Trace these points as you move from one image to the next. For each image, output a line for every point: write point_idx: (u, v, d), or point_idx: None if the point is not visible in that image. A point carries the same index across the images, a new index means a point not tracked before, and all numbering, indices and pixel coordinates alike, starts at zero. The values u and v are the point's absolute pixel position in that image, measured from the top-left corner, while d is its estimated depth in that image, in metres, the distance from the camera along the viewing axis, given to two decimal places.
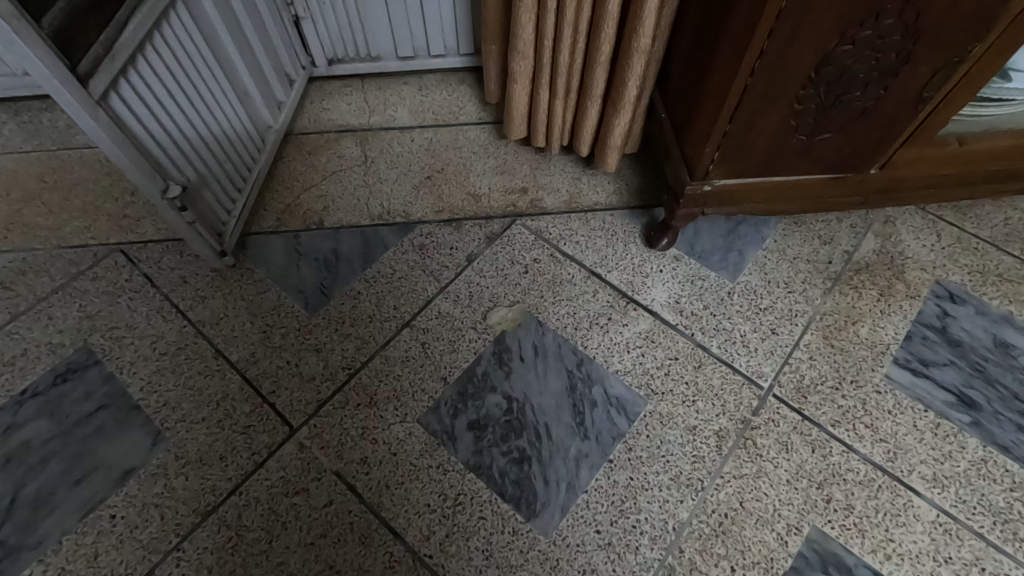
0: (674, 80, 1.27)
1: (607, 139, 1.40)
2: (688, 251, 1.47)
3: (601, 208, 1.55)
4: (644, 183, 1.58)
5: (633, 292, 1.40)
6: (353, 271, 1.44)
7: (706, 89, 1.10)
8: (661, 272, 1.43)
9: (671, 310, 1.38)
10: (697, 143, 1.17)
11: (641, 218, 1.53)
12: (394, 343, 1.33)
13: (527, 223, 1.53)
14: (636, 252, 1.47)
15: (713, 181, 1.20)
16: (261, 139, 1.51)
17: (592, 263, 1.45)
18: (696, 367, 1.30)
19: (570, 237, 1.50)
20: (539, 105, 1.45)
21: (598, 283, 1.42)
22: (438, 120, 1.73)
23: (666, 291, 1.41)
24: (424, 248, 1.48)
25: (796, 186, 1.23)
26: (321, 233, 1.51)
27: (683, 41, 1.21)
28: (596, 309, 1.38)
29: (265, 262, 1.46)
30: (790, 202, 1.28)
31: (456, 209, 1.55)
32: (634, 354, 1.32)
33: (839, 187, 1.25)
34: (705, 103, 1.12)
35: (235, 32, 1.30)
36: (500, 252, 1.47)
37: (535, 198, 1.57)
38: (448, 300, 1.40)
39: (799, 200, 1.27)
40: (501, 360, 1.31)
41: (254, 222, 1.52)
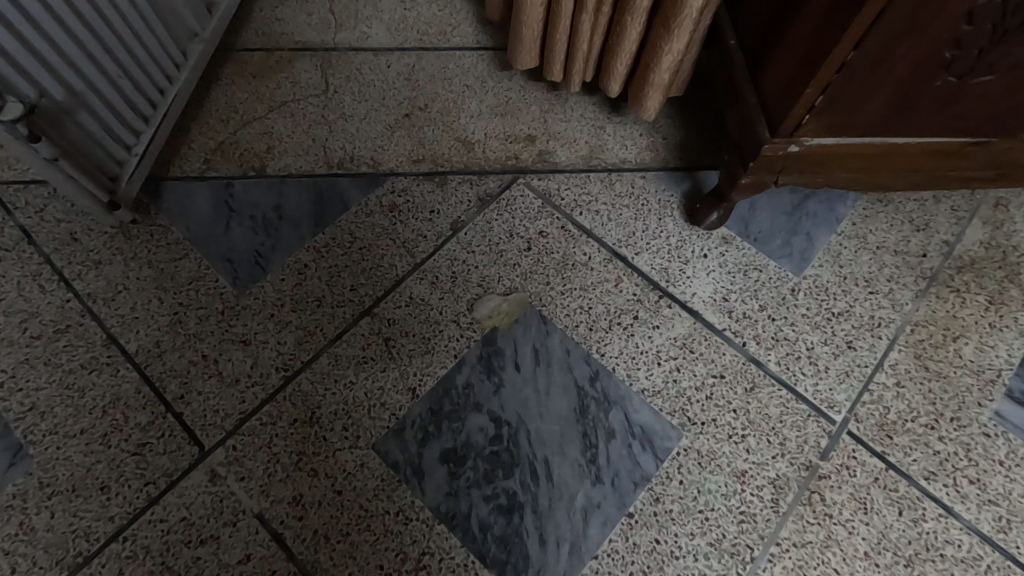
0: None
1: (648, 73, 1.03)
2: (741, 231, 1.13)
3: (629, 169, 1.19)
4: (686, 139, 1.22)
5: (667, 283, 1.07)
6: (300, 238, 1.09)
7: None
8: (705, 258, 1.10)
9: (717, 309, 1.05)
10: (789, 82, 0.80)
11: (680, 185, 1.17)
12: (348, 338, 1.00)
13: (532, 183, 1.17)
14: (673, 231, 1.12)
15: (804, 139, 0.84)
16: (183, 53, 1.12)
17: (615, 241, 1.11)
18: (748, 390, 0.98)
19: (587, 205, 1.15)
20: (558, 23, 1.06)
21: (623, 269, 1.08)
22: (423, 42, 1.33)
23: (711, 283, 1.07)
24: (396, 210, 1.13)
25: (913, 152, 0.88)
26: (261, 183, 1.15)
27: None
28: (619, 304, 1.05)
29: (183, 218, 1.10)
30: (897, 177, 0.92)
31: (440, 159, 1.19)
32: (666, 368, 0.99)
33: (968, 158, 0.90)
34: (812, 19, 0.74)
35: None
36: (495, 221, 1.12)
37: (544, 151, 1.21)
38: (424, 282, 1.06)
39: (909, 172, 0.92)
40: (490, 367, 0.98)
41: (173, 164, 1.15)
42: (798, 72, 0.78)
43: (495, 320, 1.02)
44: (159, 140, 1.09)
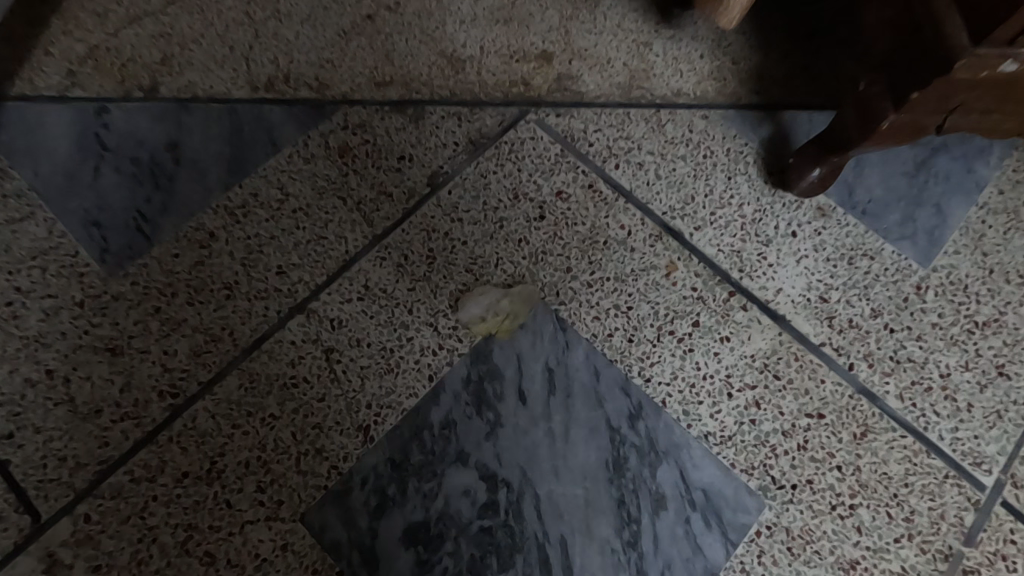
0: None
1: None
2: (844, 200, 0.79)
3: (686, 105, 0.84)
4: (765, 65, 0.86)
5: (740, 274, 0.74)
6: (206, 192, 0.74)
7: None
8: (794, 238, 0.76)
9: (812, 315, 0.73)
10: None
11: (759, 130, 0.83)
12: (271, 350, 0.67)
13: (547, 121, 0.82)
14: (747, 196, 0.78)
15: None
16: None
17: (664, 211, 0.77)
18: (859, 437, 0.67)
19: (626, 156, 0.80)
20: None
21: (676, 252, 0.75)
22: None
23: (803, 275, 0.75)
24: (348, 156, 0.78)
25: None
26: (150, 108, 0.78)
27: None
28: (672, 305, 0.72)
29: (31, 158, 0.74)
30: None
31: (416, 83, 0.83)
32: (739, 402, 0.68)
33: None
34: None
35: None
36: (493, 176, 0.78)
37: (565, 75, 0.85)
38: (387, 264, 0.72)
39: None
40: (481, 398, 0.67)
41: (20, 76, 0.78)
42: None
43: (490, 325, 0.70)
44: None
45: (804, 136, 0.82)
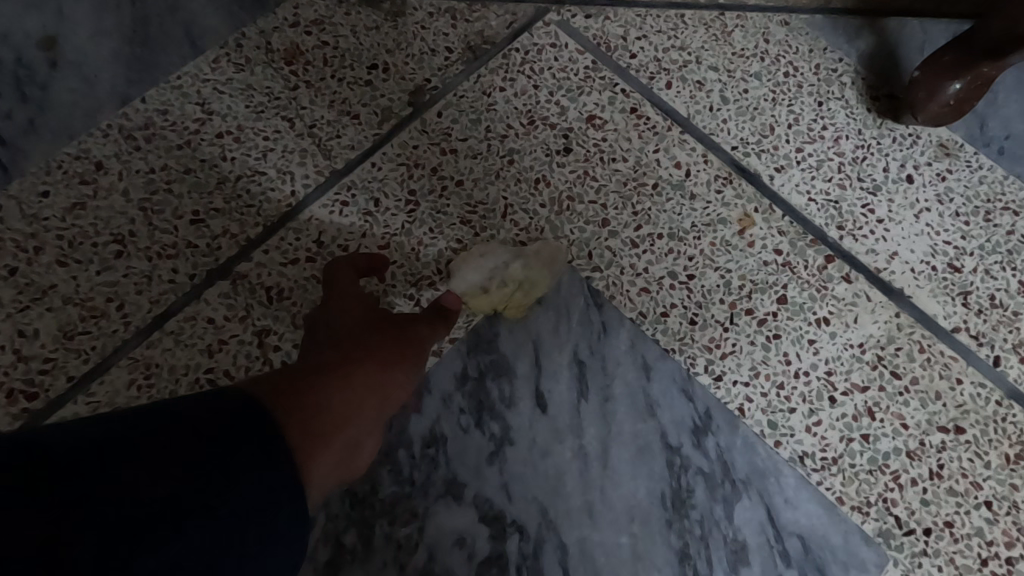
0: None
1: None
2: (973, 134, 0.58)
3: (759, 7, 0.62)
4: None
5: (839, 232, 0.54)
6: (92, 107, 0.52)
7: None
8: (909, 185, 0.56)
9: (940, 289, 0.53)
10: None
11: (857, 42, 0.61)
12: (180, 332, 0.47)
13: (573, 23, 0.60)
14: (844, 128, 0.58)
15: None
16: None
17: (734, 146, 0.56)
18: (1014, 462, 0.48)
19: (681, 71, 0.59)
20: None
21: (753, 200, 0.54)
22: None
23: (925, 235, 0.54)
24: (298, 62, 0.56)
25: None
26: None
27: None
28: (748, 275, 0.52)
29: None
30: None
31: None
32: (845, 411, 0.48)
33: None
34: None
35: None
36: (500, 94, 0.56)
37: None
38: (351, 212, 0.51)
39: None
40: (484, 403, 0.47)
41: None
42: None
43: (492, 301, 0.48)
44: None
45: (918, 53, 0.61)
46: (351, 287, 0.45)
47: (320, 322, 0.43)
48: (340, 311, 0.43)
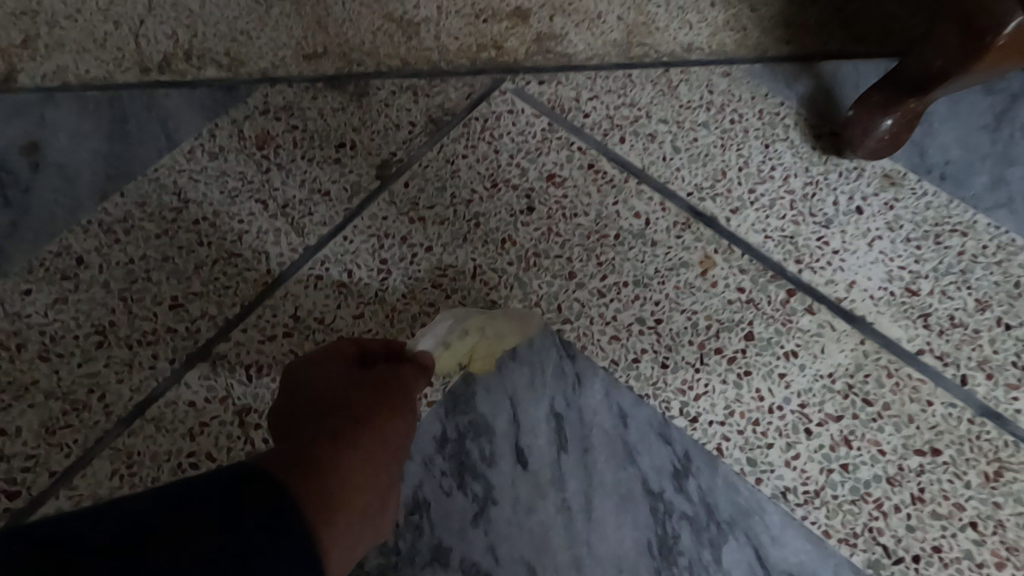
0: None
1: None
2: (915, 163, 0.62)
3: (700, 61, 0.67)
4: (794, 13, 0.70)
5: (797, 266, 0.56)
6: (74, 204, 0.55)
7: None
8: (860, 215, 0.59)
9: (900, 314, 0.54)
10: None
11: (795, 86, 0.65)
12: (161, 417, 0.47)
13: (529, 90, 0.64)
14: (792, 167, 0.61)
15: None
16: None
17: (689, 192, 0.59)
18: (995, 479, 0.48)
19: (633, 126, 0.62)
20: None
21: (711, 242, 0.57)
22: None
23: (881, 262, 0.56)
24: (270, 146, 0.59)
25: None
26: (4, 102, 0.59)
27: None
28: (714, 314, 0.53)
29: None
30: None
31: (357, 50, 0.64)
32: (823, 441, 0.49)
33: None
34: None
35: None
36: (463, 161, 0.59)
37: (546, 34, 0.67)
38: (326, 285, 0.53)
39: None
40: (465, 465, 0.47)
41: None
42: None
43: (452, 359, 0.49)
44: None
45: (855, 90, 0.65)
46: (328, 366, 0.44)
47: (301, 391, 0.42)
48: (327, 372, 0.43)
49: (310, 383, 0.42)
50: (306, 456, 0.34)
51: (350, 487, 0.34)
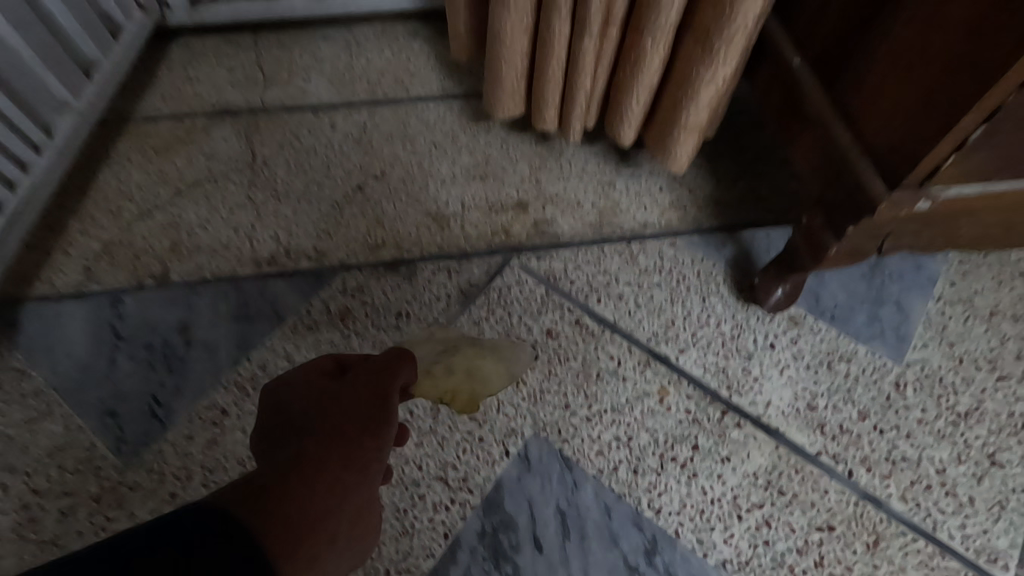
0: (828, 12, 0.64)
1: (676, 112, 0.75)
2: (812, 307, 0.85)
3: (653, 234, 0.92)
4: (719, 192, 0.95)
5: (729, 391, 0.78)
6: (216, 370, 0.78)
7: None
8: (774, 349, 0.81)
9: (804, 424, 0.76)
10: (938, 74, 0.52)
11: (722, 252, 0.90)
12: None
13: (530, 265, 0.89)
14: (722, 315, 0.84)
15: (938, 189, 0.57)
16: (46, 131, 0.85)
17: (649, 338, 0.82)
18: (873, 546, 0.69)
19: (606, 288, 0.87)
20: (551, 60, 0.78)
21: (666, 377, 0.79)
22: (377, 95, 1.07)
23: (789, 385, 0.79)
24: (349, 318, 0.83)
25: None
26: (162, 295, 0.84)
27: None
28: (670, 431, 0.75)
29: (48, 357, 0.79)
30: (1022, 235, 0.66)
31: (406, 241, 0.90)
32: (750, 523, 0.70)
33: None
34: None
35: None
36: (485, 322, 0.83)
37: (540, 220, 0.93)
38: None
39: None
40: (499, 551, 0.68)
41: (40, 279, 0.85)
42: (971, 49, 0.49)
43: (433, 386, 0.70)
44: None
45: (764, 252, 0.89)
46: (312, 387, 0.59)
47: (292, 401, 0.58)
48: (308, 392, 0.58)
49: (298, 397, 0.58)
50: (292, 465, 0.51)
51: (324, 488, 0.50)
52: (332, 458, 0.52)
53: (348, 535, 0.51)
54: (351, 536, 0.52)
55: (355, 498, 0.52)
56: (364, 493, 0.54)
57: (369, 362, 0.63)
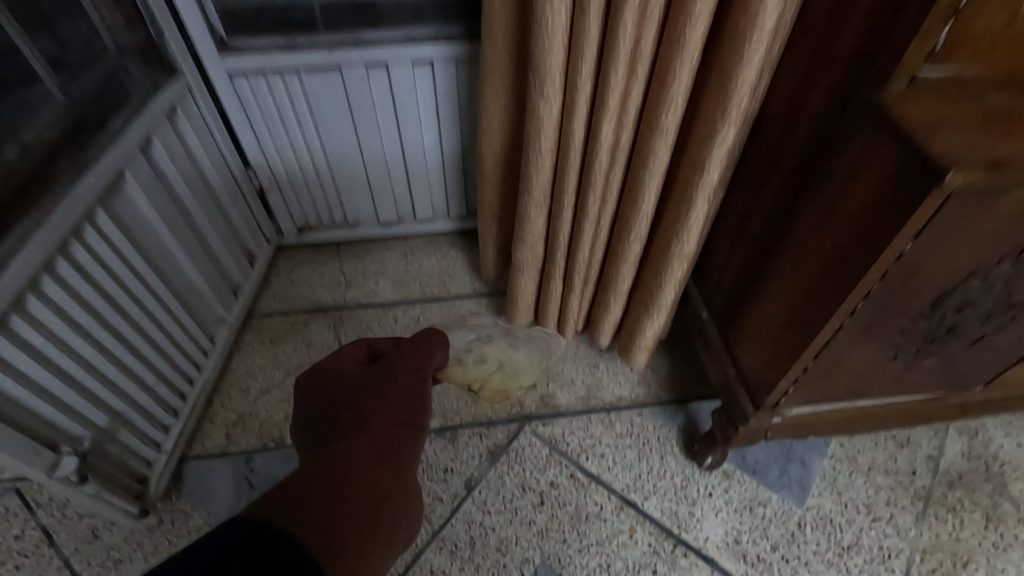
0: (721, 291, 1.04)
1: (633, 335, 1.14)
2: (740, 463, 1.19)
3: (626, 404, 1.28)
4: (674, 371, 1.33)
5: (679, 529, 1.11)
6: None
7: (810, 243, 0.75)
8: (711, 496, 1.15)
9: (731, 554, 1.08)
10: (793, 300, 0.81)
11: (676, 418, 1.25)
12: None
13: (538, 429, 1.24)
14: (675, 469, 1.18)
15: (784, 410, 0.93)
16: (210, 338, 1.25)
17: (623, 487, 1.16)
18: None
19: (592, 447, 1.22)
20: (551, 298, 1.19)
21: (634, 518, 1.12)
22: (427, 294, 1.49)
23: (721, 524, 1.11)
24: None
25: (869, 413, 0.98)
26: (281, 454, 1.20)
27: (743, 196, 0.91)
28: (636, 560, 1.07)
29: (205, 502, 1.14)
30: (858, 429, 1.01)
31: (450, 412, 1.27)
32: None
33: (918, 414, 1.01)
34: (815, 247, 0.74)
35: (170, 215, 1.06)
36: (507, 475, 1.18)
37: (545, 394, 1.30)
38: (444, 551, 1.09)
39: (866, 424, 1.01)
40: None
41: (196, 442, 1.22)
42: (781, 349, 0.87)
43: (468, 373, 1.14)
44: (185, 427, 1.17)
45: (705, 416, 1.24)
46: (350, 368, 0.82)
47: (340, 378, 0.81)
48: (352, 372, 0.81)
49: (342, 375, 0.81)
50: (366, 419, 0.73)
51: (390, 432, 0.73)
52: (382, 429, 0.72)
53: (390, 489, 0.69)
54: (398, 502, 0.69)
55: (409, 450, 0.73)
56: (391, 481, 0.69)
57: (401, 348, 0.84)
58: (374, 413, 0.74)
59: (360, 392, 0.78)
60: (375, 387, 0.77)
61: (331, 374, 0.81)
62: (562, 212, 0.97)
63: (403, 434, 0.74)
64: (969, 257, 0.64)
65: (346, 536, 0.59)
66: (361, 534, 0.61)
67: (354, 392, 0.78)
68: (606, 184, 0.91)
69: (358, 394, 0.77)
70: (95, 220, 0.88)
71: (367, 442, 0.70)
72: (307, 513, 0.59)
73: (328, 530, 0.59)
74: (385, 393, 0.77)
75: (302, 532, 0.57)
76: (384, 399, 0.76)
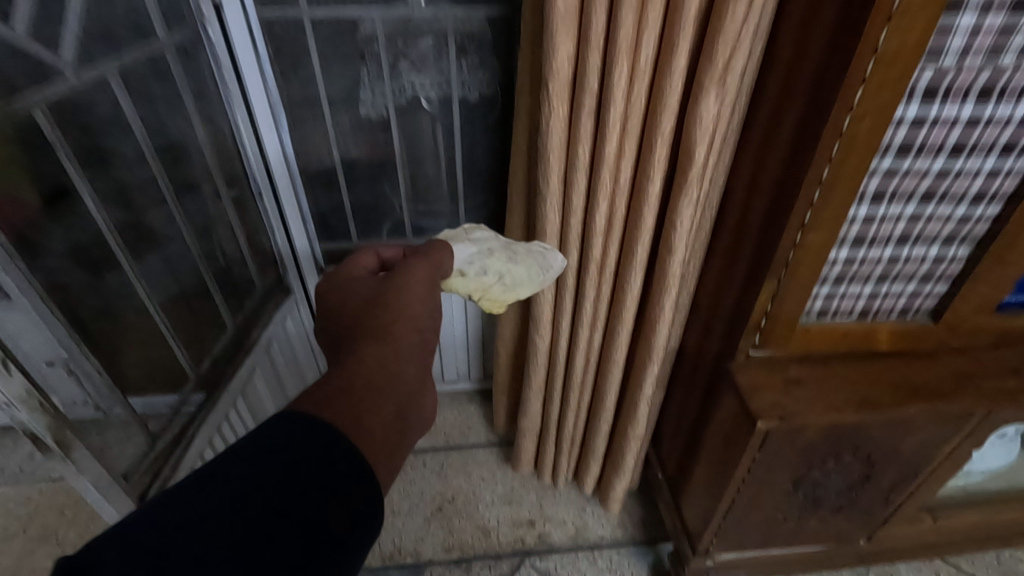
0: (670, 458, 1.41)
1: (609, 488, 1.50)
2: None
3: (607, 543, 1.60)
4: (646, 516, 1.66)
5: None
6: None
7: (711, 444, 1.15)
8: None
9: None
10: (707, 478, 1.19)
11: (646, 557, 1.57)
12: None
13: (537, 563, 1.56)
14: None
15: (715, 555, 1.27)
16: None
17: None
18: None
19: None
20: (547, 455, 1.56)
21: None
22: (449, 442, 1.86)
23: None
24: None
25: (783, 559, 1.30)
26: None
27: (680, 399, 1.32)
28: None
29: None
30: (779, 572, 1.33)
31: (467, 545, 1.60)
32: None
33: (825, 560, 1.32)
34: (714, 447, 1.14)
35: (274, 392, 1.51)
36: None
37: (543, 532, 1.63)
38: None
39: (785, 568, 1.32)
40: None
41: None
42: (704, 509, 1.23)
43: (467, 286, 0.94)
44: None
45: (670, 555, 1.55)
46: (362, 279, 0.86)
47: (351, 289, 0.84)
48: (365, 283, 0.85)
49: (356, 284, 0.85)
50: (371, 332, 0.75)
51: (398, 342, 0.75)
52: (393, 333, 0.75)
53: (409, 397, 0.71)
54: (418, 413, 0.72)
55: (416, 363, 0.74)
56: (405, 390, 0.71)
57: (409, 258, 0.87)
58: (390, 325, 0.76)
59: (370, 300, 0.80)
60: (381, 296, 0.80)
61: (345, 281, 0.86)
62: (553, 399, 1.38)
63: (408, 347, 0.75)
64: (801, 460, 1.03)
65: (374, 425, 0.64)
66: (387, 430, 0.65)
67: (364, 301, 0.81)
68: (583, 386, 1.32)
69: (368, 303, 0.80)
70: (237, 406, 1.32)
71: (374, 351, 0.72)
72: (332, 403, 0.64)
73: (353, 417, 0.63)
74: (393, 302, 0.79)
75: (335, 420, 0.62)
76: (394, 307, 0.79)
